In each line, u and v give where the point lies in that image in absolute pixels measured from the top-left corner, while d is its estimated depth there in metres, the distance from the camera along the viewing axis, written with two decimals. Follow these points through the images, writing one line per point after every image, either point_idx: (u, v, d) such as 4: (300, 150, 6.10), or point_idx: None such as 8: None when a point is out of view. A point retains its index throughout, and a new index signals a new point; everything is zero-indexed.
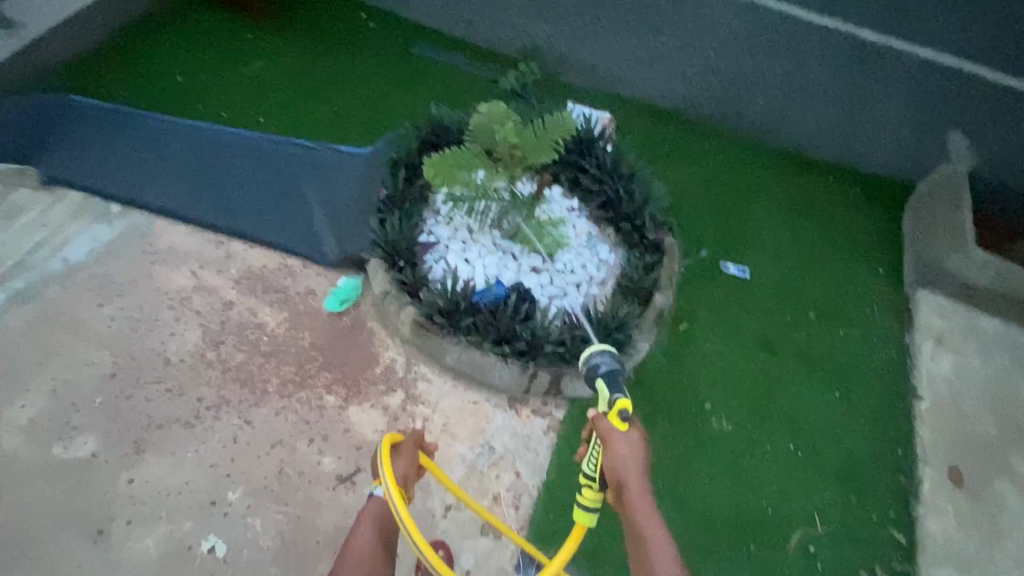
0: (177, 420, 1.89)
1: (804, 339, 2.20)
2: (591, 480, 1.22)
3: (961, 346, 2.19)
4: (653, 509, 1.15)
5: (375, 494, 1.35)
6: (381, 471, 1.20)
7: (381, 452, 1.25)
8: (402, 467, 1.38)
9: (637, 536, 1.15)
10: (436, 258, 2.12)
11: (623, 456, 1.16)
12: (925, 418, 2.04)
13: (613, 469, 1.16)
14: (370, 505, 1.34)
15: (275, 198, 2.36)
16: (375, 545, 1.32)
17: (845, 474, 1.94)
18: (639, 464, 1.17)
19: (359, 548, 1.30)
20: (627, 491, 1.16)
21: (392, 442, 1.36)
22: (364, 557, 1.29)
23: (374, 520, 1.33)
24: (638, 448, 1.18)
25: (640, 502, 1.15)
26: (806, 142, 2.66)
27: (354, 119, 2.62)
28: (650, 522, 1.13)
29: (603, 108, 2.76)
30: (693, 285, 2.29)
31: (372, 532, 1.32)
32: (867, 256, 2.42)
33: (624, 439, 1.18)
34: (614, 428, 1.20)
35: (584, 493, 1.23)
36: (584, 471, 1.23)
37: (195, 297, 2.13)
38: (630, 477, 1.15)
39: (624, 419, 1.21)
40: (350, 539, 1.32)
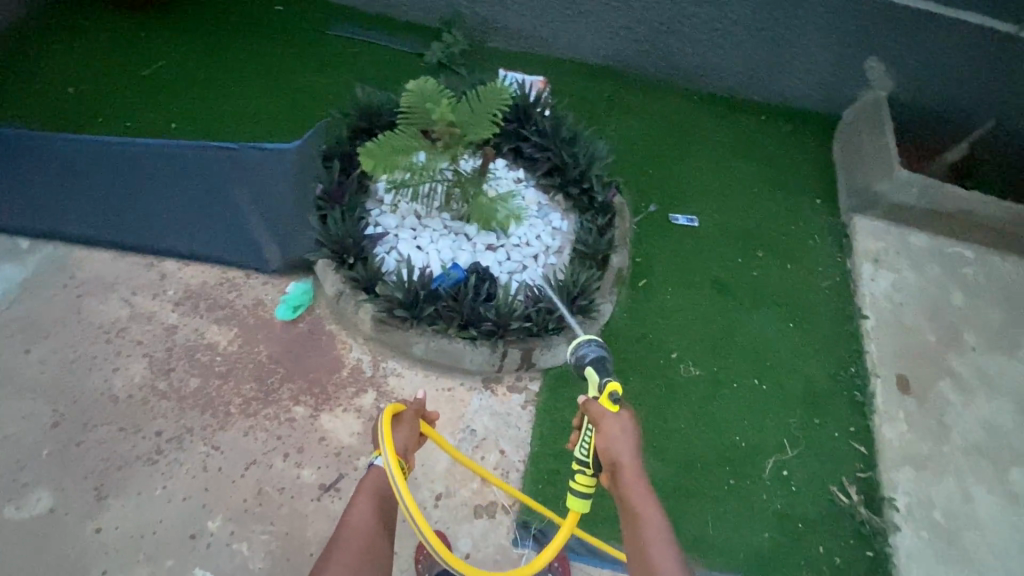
0: (138, 458, 1.78)
1: (756, 277, 2.29)
2: (584, 466, 1.17)
3: (896, 263, 2.33)
4: (650, 491, 1.08)
5: (375, 464, 1.27)
6: (381, 442, 1.18)
7: (382, 423, 1.22)
8: (404, 437, 1.33)
9: (632, 520, 1.07)
10: (387, 249, 2.07)
11: (616, 435, 1.12)
12: (871, 334, 2.17)
13: (606, 450, 1.11)
14: (369, 476, 1.26)
15: (203, 208, 2.20)
16: (375, 517, 1.21)
17: (808, 399, 2.05)
18: (633, 444, 1.12)
19: (357, 520, 1.19)
20: (622, 473, 1.10)
21: (395, 412, 1.31)
22: (364, 527, 1.18)
23: (372, 493, 1.24)
24: (630, 427, 1.14)
25: (636, 483, 1.08)
26: (735, 84, 2.71)
27: (275, 112, 2.45)
28: (646, 503, 1.06)
29: (535, 71, 2.70)
30: (646, 240, 2.32)
31: (372, 503, 1.22)
32: (805, 190, 2.51)
33: (615, 418, 1.14)
34: (605, 410, 1.15)
35: (577, 479, 1.17)
36: (577, 458, 1.18)
37: (134, 327, 1.98)
38: (623, 457, 1.10)
39: (614, 402, 1.17)
40: (347, 513, 1.21)
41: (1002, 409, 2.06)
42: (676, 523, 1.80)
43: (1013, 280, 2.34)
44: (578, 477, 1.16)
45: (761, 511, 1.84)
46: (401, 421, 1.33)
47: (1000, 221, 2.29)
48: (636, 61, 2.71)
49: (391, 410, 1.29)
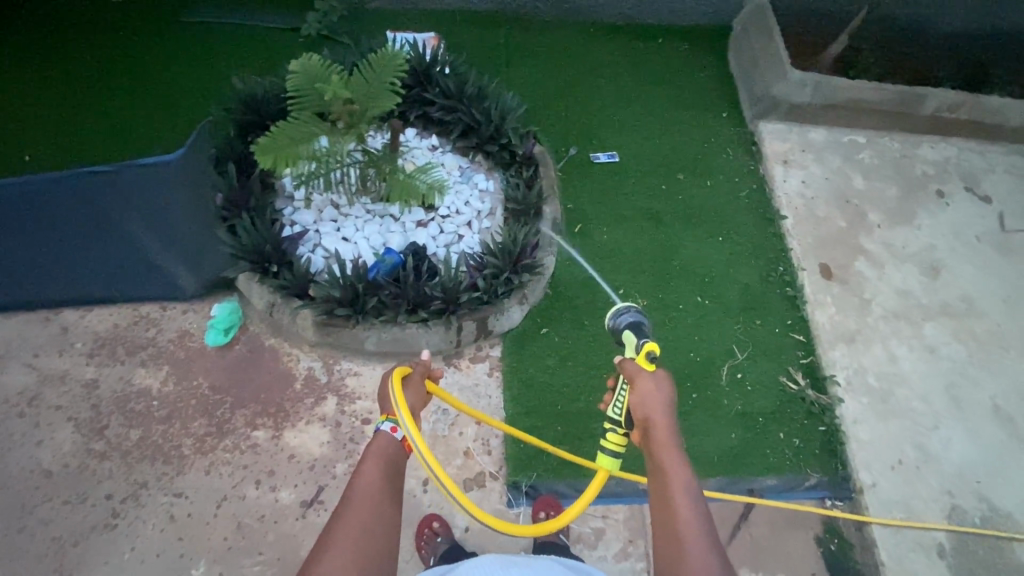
0: (94, 527, 1.64)
1: (682, 199, 2.36)
2: (616, 424, 1.23)
3: (802, 160, 2.47)
4: (679, 447, 1.11)
5: (382, 429, 1.18)
6: (393, 400, 1.17)
7: (393, 385, 1.19)
8: (412, 398, 1.27)
9: (658, 474, 1.09)
10: (310, 248, 1.94)
11: (650, 391, 1.16)
12: (792, 232, 2.31)
13: (640, 404, 1.16)
14: (377, 441, 1.17)
15: (90, 245, 1.96)
16: (381, 484, 1.11)
17: (747, 304, 2.18)
18: (666, 402, 1.16)
19: (363, 488, 1.10)
20: (653, 427, 1.14)
21: (402, 373, 1.27)
22: (371, 494, 1.09)
23: (380, 457, 1.15)
24: (664, 386, 1.17)
25: (665, 436, 1.12)
26: (626, 11, 2.69)
27: (146, 120, 2.17)
28: (673, 457, 1.09)
29: (425, 28, 2.54)
30: (573, 184, 2.32)
31: (379, 470, 1.13)
32: (710, 105, 2.58)
33: (651, 375, 1.18)
34: (641, 368, 1.20)
35: (609, 437, 1.22)
36: (610, 416, 1.23)
37: (47, 392, 1.78)
38: (655, 413, 1.14)
39: (651, 361, 1.23)
40: (353, 481, 1.12)
41: (910, 274, 2.29)
42: None
43: (903, 156, 2.54)
44: (610, 435, 1.22)
45: (725, 415, 1.98)
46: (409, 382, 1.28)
47: (884, 103, 2.45)
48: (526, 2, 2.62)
49: (397, 372, 1.25)
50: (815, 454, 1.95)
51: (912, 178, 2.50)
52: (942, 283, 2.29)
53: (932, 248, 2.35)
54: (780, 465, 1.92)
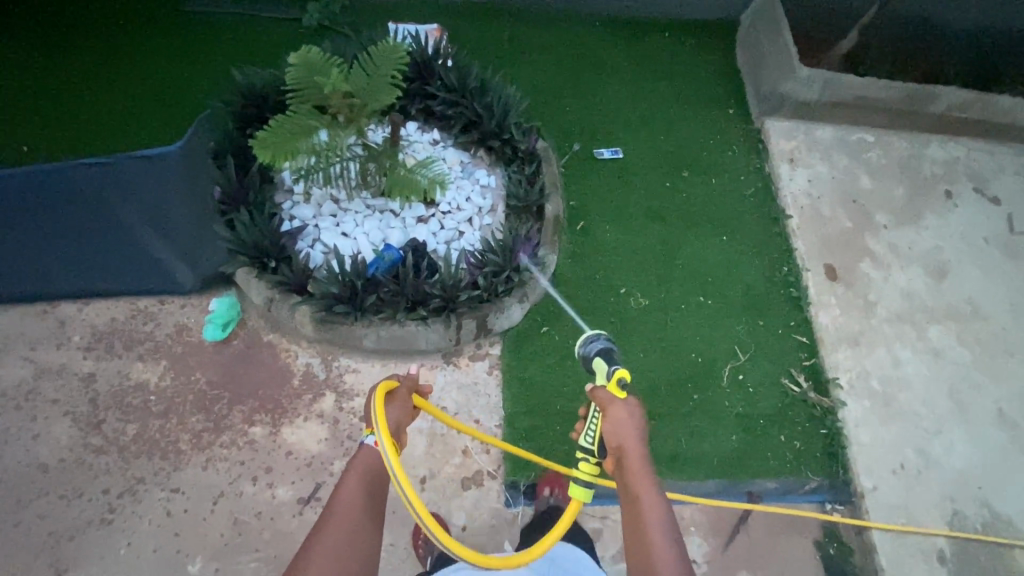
0: (91, 522, 1.64)
1: (685, 197, 2.33)
2: (589, 453, 1.18)
3: (809, 159, 2.43)
4: (653, 478, 1.06)
5: (367, 443, 1.15)
6: (374, 421, 1.10)
7: (374, 402, 1.13)
8: (397, 413, 1.21)
9: (632, 507, 1.05)
10: (310, 243, 1.92)
11: (622, 419, 1.12)
12: (797, 232, 2.28)
13: (612, 433, 1.12)
14: (359, 457, 1.14)
15: (88, 238, 1.94)
16: (364, 498, 1.09)
17: (751, 304, 2.16)
18: (637, 431, 1.11)
19: (345, 501, 1.08)
20: (625, 458, 1.09)
21: (386, 388, 1.19)
22: (353, 508, 1.08)
23: (363, 472, 1.13)
24: (636, 413, 1.13)
25: (638, 466, 1.08)
26: (631, 5, 2.64)
27: (146, 111, 2.15)
28: (646, 489, 1.04)
29: (429, 20, 2.50)
30: (576, 181, 2.29)
31: (361, 484, 1.11)
32: (716, 101, 2.54)
33: (623, 403, 1.14)
34: (613, 396, 1.16)
35: (581, 467, 1.17)
36: (582, 446, 1.20)
37: (44, 385, 1.77)
38: (627, 442, 1.10)
39: (622, 388, 1.18)
40: (335, 494, 1.10)
41: (915, 276, 2.26)
42: (652, 447, 1.90)
43: (911, 155, 2.50)
44: (583, 465, 1.17)
45: (725, 417, 1.96)
46: (394, 398, 1.22)
47: (893, 101, 2.41)
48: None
49: (382, 386, 1.18)
50: (815, 457, 1.93)
51: (919, 178, 2.47)
52: (948, 285, 2.26)
53: (938, 250, 2.33)
54: (780, 468, 1.90)
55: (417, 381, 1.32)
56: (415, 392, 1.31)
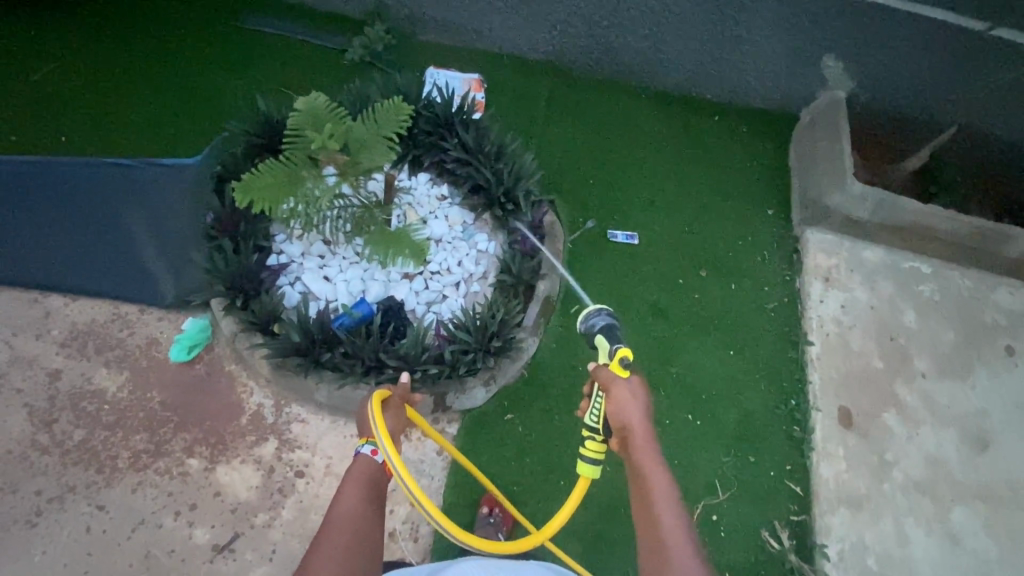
0: (16, 521, 1.66)
1: (698, 300, 2.12)
2: (595, 432, 1.18)
3: (848, 281, 2.18)
4: (659, 457, 1.09)
5: (362, 452, 1.14)
6: (375, 428, 1.08)
7: (373, 408, 1.13)
8: (391, 421, 1.27)
9: (639, 482, 1.08)
10: (290, 280, 1.90)
11: (626, 399, 1.12)
12: (815, 362, 2.04)
13: (616, 413, 1.12)
14: (356, 465, 1.13)
15: (91, 235, 2.01)
16: (365, 506, 1.08)
17: (743, 435, 1.94)
18: (642, 410, 1.12)
19: (344, 513, 1.06)
20: (632, 436, 1.11)
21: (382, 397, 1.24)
22: (354, 519, 1.05)
23: (362, 481, 1.11)
24: (640, 394, 1.14)
25: (645, 446, 1.10)
26: (685, 81, 2.45)
27: (176, 121, 2.19)
28: (652, 467, 1.07)
29: (468, 69, 2.43)
30: (581, 260, 2.13)
31: (360, 493, 1.09)
32: (756, 199, 2.33)
33: (625, 382, 1.14)
34: (615, 375, 1.16)
35: (587, 445, 1.17)
36: (588, 423, 1.20)
37: (13, 373, 1.82)
38: (633, 421, 1.11)
39: (625, 366, 1.18)
40: (333, 505, 1.08)
41: (947, 441, 1.98)
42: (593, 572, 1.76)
43: (972, 297, 2.19)
44: (589, 443, 1.16)
45: None
46: (389, 404, 1.27)
47: (962, 237, 2.10)
48: (579, 57, 2.42)
49: (378, 395, 1.20)
50: None
51: (977, 326, 2.15)
52: (984, 460, 1.98)
53: (981, 415, 2.03)
54: None
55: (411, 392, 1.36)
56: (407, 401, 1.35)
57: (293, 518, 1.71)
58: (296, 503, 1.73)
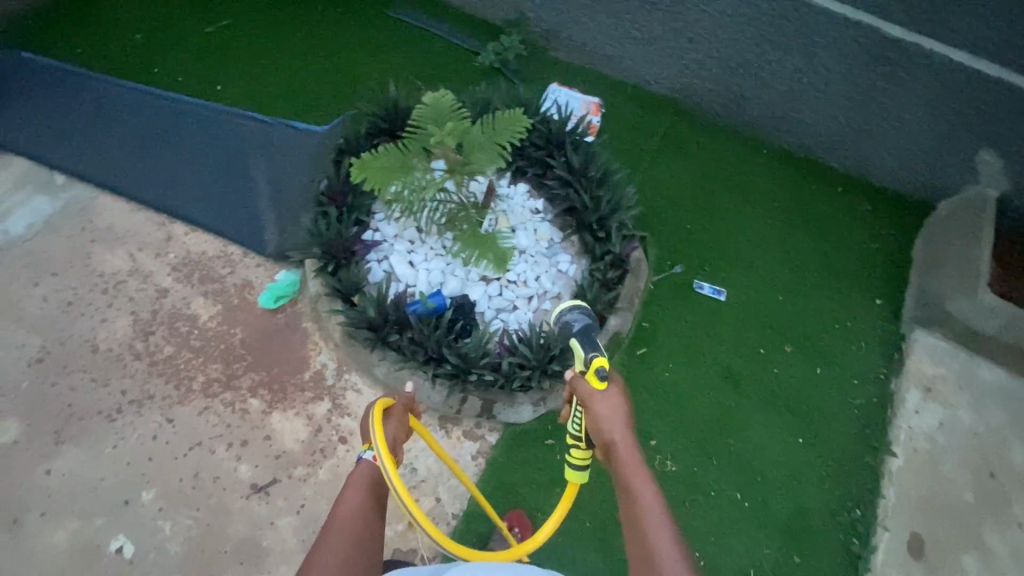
0: (99, 412, 1.86)
1: (775, 376, 1.99)
2: (578, 440, 1.19)
3: (952, 397, 1.95)
4: (643, 465, 1.07)
5: (364, 458, 1.14)
6: (373, 434, 1.09)
7: (375, 415, 1.13)
8: (394, 429, 1.23)
9: (625, 496, 1.05)
10: (379, 258, 1.98)
11: (606, 413, 1.11)
12: (893, 476, 1.85)
13: (598, 429, 1.11)
14: (357, 470, 1.13)
15: (221, 177, 2.22)
16: (364, 515, 1.09)
17: (791, 531, 1.79)
18: (624, 422, 1.11)
19: (345, 518, 1.07)
20: (615, 449, 1.10)
21: (383, 406, 1.21)
22: (353, 527, 1.07)
23: (362, 487, 1.11)
24: (619, 405, 1.12)
25: (629, 459, 1.07)
26: (814, 145, 2.31)
27: (314, 90, 2.37)
28: (638, 476, 1.05)
29: (590, 91, 2.44)
30: (660, 304, 2.07)
31: (360, 500, 1.09)
32: (864, 284, 2.15)
33: (604, 396, 1.13)
34: (593, 389, 1.15)
35: (573, 453, 1.20)
36: (570, 432, 1.21)
37: (130, 283, 2.05)
38: (615, 435, 1.10)
39: (602, 377, 1.16)
40: (334, 510, 1.08)
41: None
42: None
43: None
44: (574, 451, 1.19)
45: None
46: (392, 413, 1.23)
47: None
48: (705, 99, 2.36)
49: (379, 404, 1.19)
50: None
51: None
52: None
53: None
54: None
55: (414, 400, 1.35)
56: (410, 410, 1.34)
57: (327, 480, 1.79)
58: (333, 467, 1.80)
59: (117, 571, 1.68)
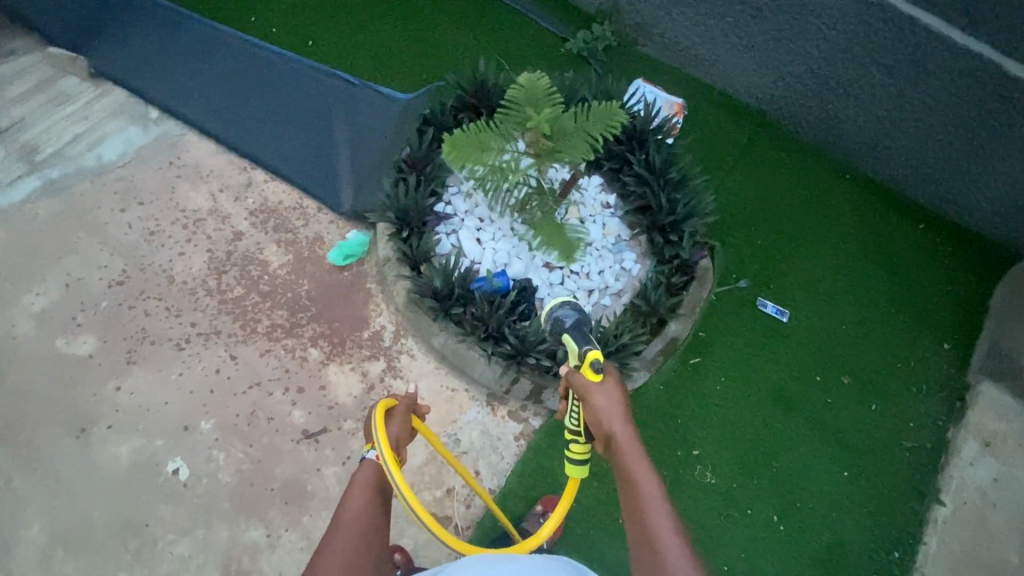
0: (169, 340, 1.95)
1: (828, 405, 1.95)
2: (577, 435, 1.22)
3: (1013, 456, 1.88)
4: (644, 455, 1.09)
5: (368, 457, 1.17)
6: (375, 434, 1.14)
7: (377, 416, 1.17)
8: (396, 429, 1.26)
9: (627, 485, 1.06)
10: (448, 231, 2.01)
11: (604, 405, 1.14)
12: (938, 525, 1.81)
13: (597, 420, 1.14)
14: (361, 469, 1.16)
15: (303, 131, 2.28)
16: (370, 512, 1.11)
17: (824, 562, 1.78)
18: (622, 412, 1.14)
19: (351, 514, 1.10)
20: (615, 442, 1.11)
21: (385, 406, 1.25)
22: (358, 522, 1.09)
23: (367, 485, 1.14)
24: (617, 397, 1.15)
25: (629, 449, 1.09)
26: (901, 177, 2.23)
27: (402, 57, 2.40)
28: (637, 465, 1.07)
29: (676, 92, 2.40)
30: (719, 316, 2.05)
31: (365, 499, 1.12)
32: (934, 326, 2.08)
33: (601, 388, 1.17)
34: (590, 381, 1.18)
35: (571, 448, 1.21)
36: (569, 427, 1.24)
37: (209, 221, 2.13)
38: (615, 426, 1.12)
39: (596, 370, 1.19)
40: (340, 507, 1.11)
41: None
42: None
43: None
44: (573, 446, 1.20)
45: None
46: (393, 414, 1.26)
47: None
48: (794, 114, 2.30)
49: (381, 405, 1.23)
50: None
51: None
52: None
53: None
54: None
55: (416, 399, 1.35)
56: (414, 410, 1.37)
57: None
58: None
59: (171, 491, 1.78)
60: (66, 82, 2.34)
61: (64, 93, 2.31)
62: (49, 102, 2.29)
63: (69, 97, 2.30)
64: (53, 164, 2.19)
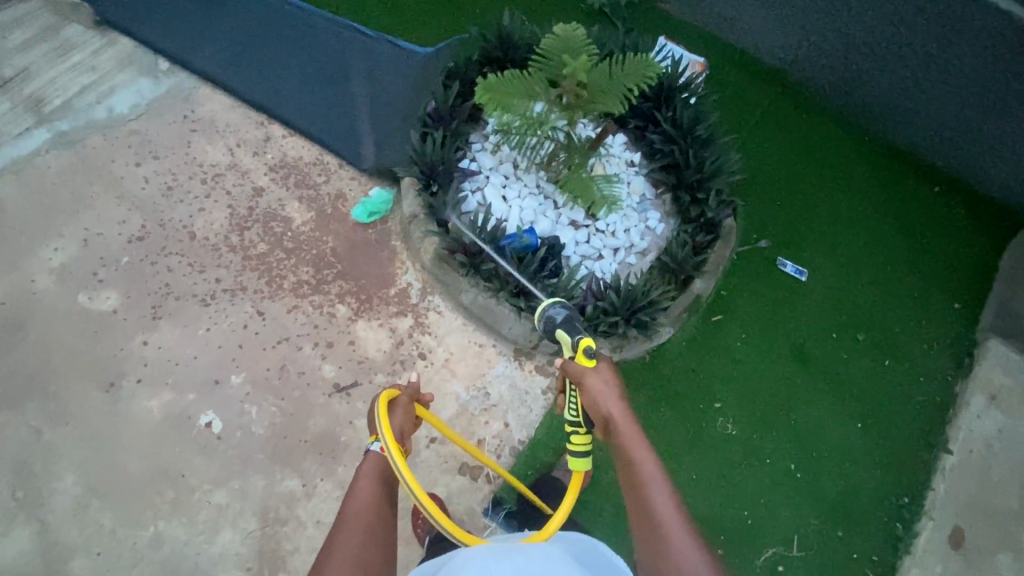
0: (194, 296, 1.94)
1: (844, 362, 2.02)
2: (576, 425, 1.25)
3: (1019, 409, 1.96)
4: (641, 435, 1.16)
5: (372, 450, 1.17)
6: (379, 425, 1.11)
7: (379, 407, 1.15)
8: (399, 421, 1.26)
9: (626, 464, 1.13)
10: (473, 188, 1.99)
11: (600, 389, 1.21)
12: (946, 473, 1.90)
13: (594, 404, 1.21)
14: (366, 462, 1.16)
15: (321, 85, 2.22)
16: (376, 503, 1.11)
17: (839, 508, 1.87)
18: (617, 396, 1.20)
19: (357, 506, 1.09)
20: (613, 424, 1.18)
21: (388, 397, 1.24)
22: (366, 513, 1.08)
23: (372, 478, 1.14)
24: (612, 381, 1.23)
25: (626, 429, 1.16)
26: (918, 139, 2.25)
27: (420, 9, 2.33)
28: (635, 444, 1.14)
29: (698, 51, 2.38)
30: (740, 275, 2.08)
31: (370, 491, 1.11)
32: (946, 285, 2.13)
33: (596, 372, 1.24)
34: (585, 368, 1.25)
35: (573, 440, 1.20)
36: (569, 419, 1.27)
37: (228, 176, 2.09)
38: (612, 409, 1.19)
39: (590, 357, 1.28)
40: (344, 502, 1.10)
41: None
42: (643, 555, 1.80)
43: None
44: (574, 437, 1.20)
45: None
46: (396, 405, 1.26)
47: None
48: (817, 74, 2.29)
49: (385, 395, 1.23)
50: None
51: None
52: None
53: None
54: None
55: (420, 390, 1.38)
56: (416, 400, 1.37)
57: None
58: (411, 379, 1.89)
59: (205, 442, 1.80)
60: (70, 30, 2.24)
61: (69, 41, 2.22)
62: (53, 51, 2.20)
63: (74, 46, 2.21)
64: (62, 116, 2.12)
